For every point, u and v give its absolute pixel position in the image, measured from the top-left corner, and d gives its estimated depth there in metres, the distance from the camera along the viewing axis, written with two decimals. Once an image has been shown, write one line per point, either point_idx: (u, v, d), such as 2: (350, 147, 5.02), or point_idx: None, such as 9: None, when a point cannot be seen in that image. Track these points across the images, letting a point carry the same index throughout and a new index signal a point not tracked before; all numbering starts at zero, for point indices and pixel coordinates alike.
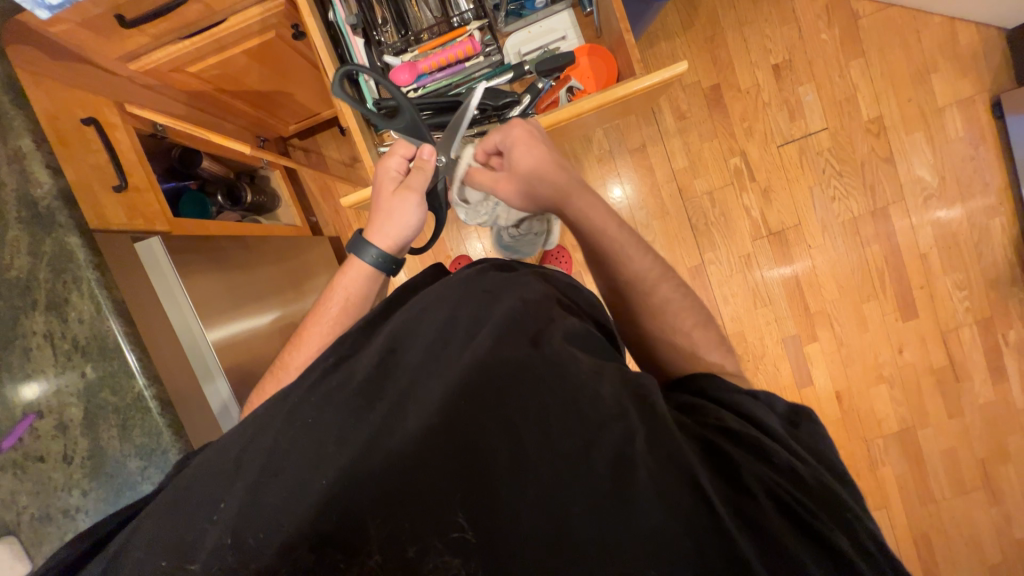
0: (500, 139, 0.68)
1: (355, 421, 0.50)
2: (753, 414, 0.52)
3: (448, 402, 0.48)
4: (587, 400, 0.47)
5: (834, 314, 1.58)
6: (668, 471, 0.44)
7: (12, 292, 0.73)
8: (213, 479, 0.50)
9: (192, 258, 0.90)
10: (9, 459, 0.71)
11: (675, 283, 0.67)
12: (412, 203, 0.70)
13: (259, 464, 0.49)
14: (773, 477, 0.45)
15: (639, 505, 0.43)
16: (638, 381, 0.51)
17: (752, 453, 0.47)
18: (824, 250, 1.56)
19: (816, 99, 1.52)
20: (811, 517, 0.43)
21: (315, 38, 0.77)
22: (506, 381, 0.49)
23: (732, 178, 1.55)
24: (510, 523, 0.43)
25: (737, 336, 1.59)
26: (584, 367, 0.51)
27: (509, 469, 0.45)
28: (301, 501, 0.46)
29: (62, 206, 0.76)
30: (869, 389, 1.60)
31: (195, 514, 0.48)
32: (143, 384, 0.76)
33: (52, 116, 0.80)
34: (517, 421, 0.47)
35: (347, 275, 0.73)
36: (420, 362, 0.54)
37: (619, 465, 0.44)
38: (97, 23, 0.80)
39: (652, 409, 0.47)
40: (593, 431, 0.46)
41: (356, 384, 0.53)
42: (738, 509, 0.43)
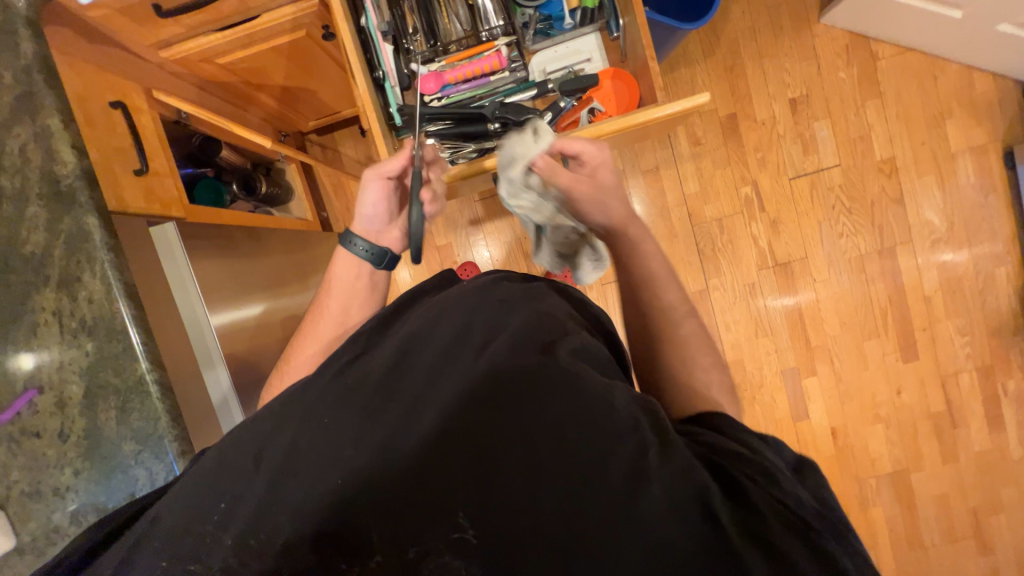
0: (587, 149, 0.71)
1: (368, 418, 0.50)
2: (752, 441, 0.49)
3: (463, 408, 0.48)
4: (601, 409, 0.47)
5: (835, 350, 1.58)
6: (679, 484, 0.41)
7: (26, 266, 0.73)
8: (226, 473, 0.50)
9: (203, 245, 0.91)
10: (7, 432, 0.72)
11: (698, 322, 0.71)
12: (382, 190, 0.73)
13: (271, 459, 0.49)
14: (778, 500, 0.41)
15: (649, 517, 0.41)
16: (647, 402, 0.51)
17: (754, 472, 0.44)
18: (829, 285, 1.57)
19: (830, 135, 1.54)
20: (825, 539, 0.39)
21: (346, 40, 0.78)
22: (521, 389, 0.48)
23: (742, 207, 1.56)
24: (519, 531, 0.42)
25: (736, 364, 1.59)
26: (598, 379, 0.50)
27: (519, 477, 0.44)
28: (309, 496, 0.45)
29: (83, 185, 0.74)
30: (865, 427, 1.59)
31: (196, 511, 0.48)
32: (145, 368, 0.75)
33: (80, 97, 0.78)
34: (530, 426, 0.46)
35: (338, 265, 0.77)
36: (435, 365, 0.54)
37: (631, 478, 0.43)
38: (135, 11, 0.81)
39: (661, 422, 0.47)
40: (607, 444, 0.45)
41: (371, 384, 0.53)
42: (746, 526, 0.40)
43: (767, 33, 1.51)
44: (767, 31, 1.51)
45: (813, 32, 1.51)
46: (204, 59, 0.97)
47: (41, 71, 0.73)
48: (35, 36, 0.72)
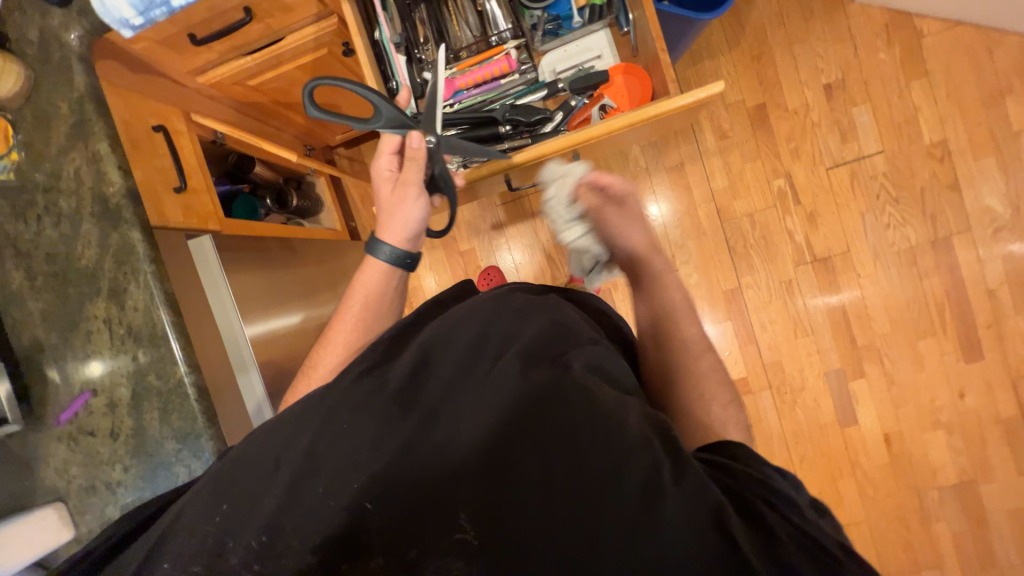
0: (626, 185, 0.81)
1: (387, 426, 0.49)
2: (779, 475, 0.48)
3: (480, 420, 0.48)
4: (613, 422, 0.45)
5: (885, 349, 1.47)
6: (697, 506, 0.40)
7: (82, 279, 0.80)
8: (248, 474, 0.50)
9: (233, 258, 0.97)
10: (67, 430, 0.80)
11: (717, 360, 0.69)
12: (410, 198, 0.74)
13: (294, 464, 0.49)
14: (805, 531, 0.40)
15: (664, 537, 0.39)
16: (659, 418, 0.49)
17: (780, 501, 0.43)
18: (875, 280, 1.46)
19: (871, 121, 1.44)
20: (843, 572, 0.38)
21: (361, 54, 0.81)
22: (537, 401, 0.48)
23: (775, 200, 1.48)
24: (528, 548, 0.42)
25: (774, 366, 1.49)
26: (611, 394, 0.50)
27: (533, 489, 0.43)
28: (330, 505, 0.46)
29: (129, 203, 0.80)
30: (923, 433, 1.46)
31: (204, 512, 0.50)
32: (184, 371, 0.80)
33: (126, 124, 0.85)
34: (545, 440, 0.45)
35: (365, 272, 0.77)
36: (453, 374, 0.54)
37: (646, 495, 0.41)
38: (171, 39, 0.88)
39: (675, 440, 0.45)
40: (622, 460, 0.43)
41: (389, 392, 0.53)
42: (769, 551, 0.38)
43: (796, 17, 1.44)
44: (796, 16, 1.44)
45: (848, 13, 1.43)
46: (236, 81, 1.04)
47: (90, 100, 0.79)
48: (86, 68, 0.79)
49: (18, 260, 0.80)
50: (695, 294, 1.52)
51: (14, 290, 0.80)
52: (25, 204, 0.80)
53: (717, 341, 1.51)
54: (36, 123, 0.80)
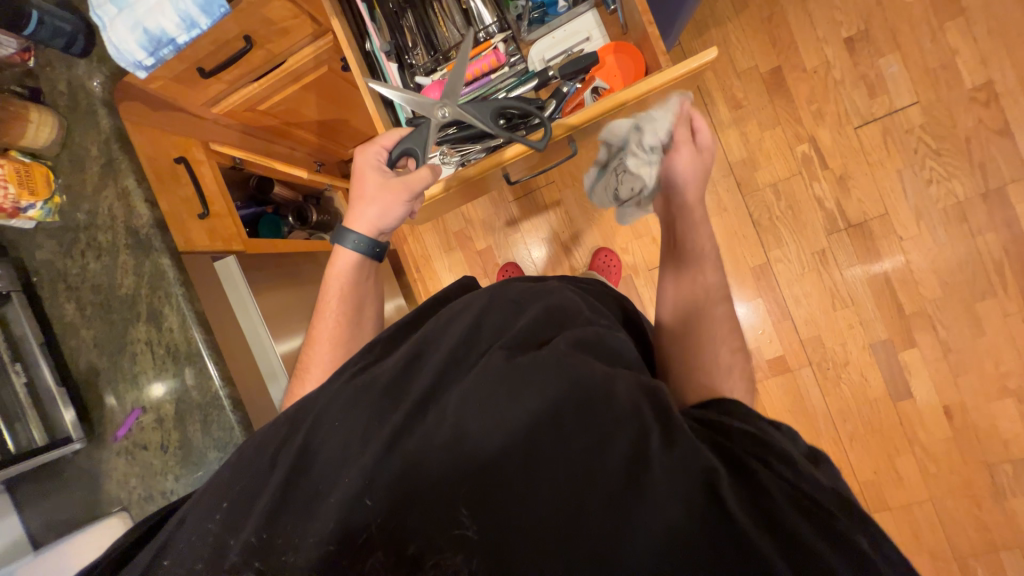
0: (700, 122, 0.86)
1: (379, 420, 0.51)
2: (781, 434, 0.49)
3: (467, 407, 0.48)
4: (600, 398, 0.46)
5: (937, 315, 1.36)
6: (682, 472, 0.41)
7: (124, 307, 0.87)
8: (246, 479, 0.52)
9: (256, 277, 1.04)
10: (124, 446, 0.87)
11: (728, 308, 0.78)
12: (399, 199, 0.76)
13: (290, 459, 0.51)
14: (797, 483, 0.41)
15: (651, 504, 0.41)
16: (653, 386, 0.50)
17: (778, 457, 0.44)
18: (919, 242, 1.36)
19: (901, 71, 1.34)
20: (830, 516, 0.39)
21: (353, 65, 0.83)
22: (522, 385, 0.48)
23: (800, 167, 1.40)
24: (520, 534, 0.42)
25: (813, 341, 1.41)
26: (596, 368, 0.49)
27: (521, 472, 0.44)
28: (328, 501, 0.47)
29: (157, 232, 0.86)
30: (988, 403, 1.34)
31: (200, 516, 0.52)
32: (219, 385, 0.85)
33: (150, 158, 0.91)
34: (530, 423, 0.45)
35: (335, 261, 0.79)
36: (442, 364, 0.55)
37: (632, 466, 0.42)
38: (183, 76, 0.94)
39: (667, 411, 0.46)
40: (607, 433, 0.44)
41: (381, 386, 0.55)
42: (762, 511, 0.39)
43: None
44: None
45: None
46: (247, 108, 1.09)
47: (115, 140, 0.86)
48: (110, 111, 0.86)
49: (69, 293, 0.88)
50: None
51: (69, 322, 0.88)
52: (70, 242, 0.88)
53: (749, 320, 1.44)
54: (72, 167, 0.87)
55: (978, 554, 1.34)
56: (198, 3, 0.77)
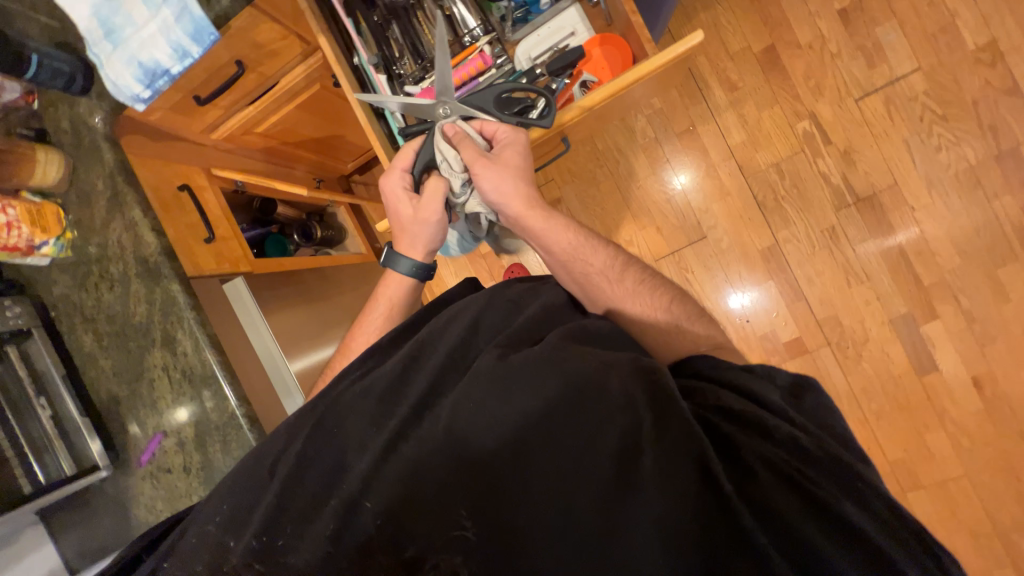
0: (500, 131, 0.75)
1: (377, 427, 0.51)
2: (750, 389, 0.50)
3: (462, 410, 0.48)
4: (594, 392, 0.45)
5: (958, 285, 1.32)
6: (676, 459, 0.41)
7: (138, 333, 0.89)
8: (248, 493, 0.52)
9: (265, 295, 1.05)
10: (148, 470, 0.88)
11: (703, 322, 0.66)
12: (438, 215, 0.75)
13: (287, 469, 0.51)
14: (772, 452, 0.42)
15: (646, 496, 0.40)
16: (654, 367, 0.48)
17: (753, 429, 0.45)
18: (933, 211, 1.32)
19: (899, 38, 1.31)
20: (812, 485, 0.40)
21: (342, 81, 0.84)
22: (512, 386, 0.48)
23: (803, 144, 1.38)
24: (517, 532, 0.42)
25: (830, 321, 1.38)
26: (591, 362, 0.48)
27: (515, 470, 0.44)
28: (326, 508, 0.47)
29: (165, 259, 0.88)
30: (1019, 371, 1.30)
31: (199, 539, 0.51)
32: (235, 404, 0.87)
33: (156, 188, 0.94)
34: (524, 422, 0.45)
35: (388, 286, 0.80)
36: (438, 367, 0.54)
37: (625, 458, 0.42)
38: (180, 105, 0.96)
39: (662, 392, 0.45)
40: (600, 428, 0.44)
41: (378, 392, 0.54)
42: (740, 489, 0.40)
43: None
44: None
45: None
46: (245, 131, 1.11)
47: (119, 173, 0.89)
48: (112, 146, 0.89)
49: (86, 325, 0.90)
50: (729, 259, 1.43)
51: (88, 352, 0.90)
52: (84, 276, 0.90)
53: (762, 304, 1.42)
54: (81, 202, 0.90)
55: (1021, 528, 1.29)
56: (189, 32, 0.79)
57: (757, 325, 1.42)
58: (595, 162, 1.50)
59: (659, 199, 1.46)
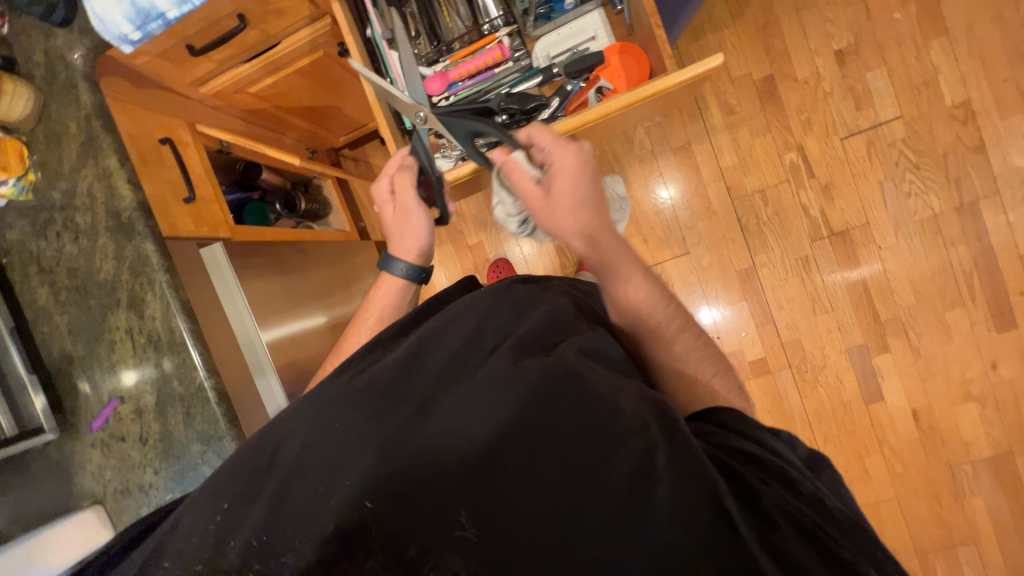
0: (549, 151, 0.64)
1: (376, 421, 0.49)
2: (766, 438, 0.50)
3: (471, 410, 0.48)
4: (605, 412, 0.46)
5: (910, 322, 1.42)
6: (691, 490, 0.41)
7: (103, 292, 0.83)
8: (245, 481, 0.50)
9: (244, 263, 1.01)
10: (100, 437, 0.83)
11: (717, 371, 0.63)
12: (420, 216, 0.76)
13: (287, 462, 0.49)
14: (795, 505, 0.42)
15: (661, 525, 0.41)
16: (659, 400, 0.50)
17: (777, 481, 0.45)
18: (896, 251, 1.41)
19: (887, 85, 1.38)
20: (834, 543, 0.40)
21: (354, 52, 0.82)
22: (531, 394, 0.47)
23: (788, 175, 1.44)
24: (525, 544, 0.42)
25: (793, 345, 1.45)
26: (606, 383, 0.50)
27: (525, 477, 0.44)
28: (327, 502, 0.46)
29: (140, 215, 0.82)
30: (953, 407, 1.41)
31: (187, 533, 0.49)
32: (203, 375, 0.82)
33: (133, 137, 0.87)
34: (536, 429, 0.45)
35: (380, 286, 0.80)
36: (444, 367, 0.54)
37: (637, 481, 0.43)
38: (172, 53, 0.91)
39: (672, 424, 0.46)
40: (615, 447, 0.44)
41: (381, 384, 0.53)
42: (772, 546, 0.40)
43: None
44: None
45: None
46: (237, 90, 1.06)
47: (97, 117, 0.82)
48: (91, 86, 0.82)
49: (42, 276, 0.83)
50: (708, 276, 1.48)
51: (41, 306, 0.84)
52: (44, 222, 0.83)
53: (733, 323, 1.48)
54: (49, 142, 0.83)
55: (936, 548, 1.42)
56: None
57: (725, 340, 1.48)
58: None
59: (648, 211, 1.49)
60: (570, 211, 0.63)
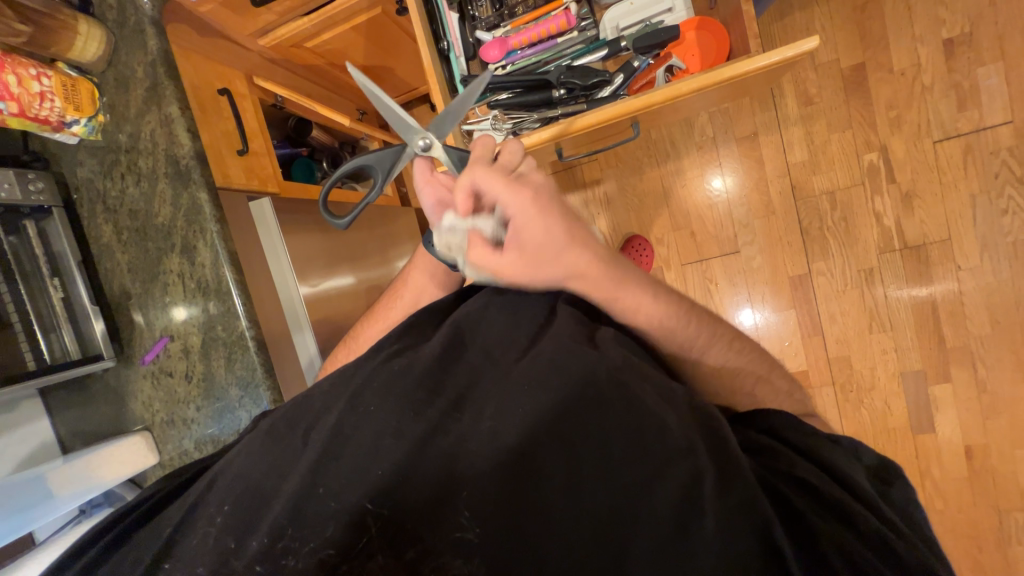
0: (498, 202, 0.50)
1: (414, 413, 0.49)
2: (822, 454, 0.46)
3: (506, 412, 0.46)
4: (653, 430, 0.43)
5: (980, 353, 1.29)
6: (733, 521, 0.39)
7: (159, 236, 0.87)
8: (280, 452, 0.53)
9: (290, 219, 1.03)
10: (151, 370, 0.89)
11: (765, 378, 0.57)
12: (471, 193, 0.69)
13: (319, 442, 0.50)
14: (853, 544, 0.39)
15: (696, 554, 0.40)
16: (704, 407, 0.46)
17: (829, 512, 0.41)
18: (978, 274, 1.27)
19: (1000, 83, 1.21)
20: None
21: (413, 9, 0.78)
22: (572, 406, 0.44)
23: (864, 177, 1.31)
24: (546, 556, 0.42)
25: (840, 361, 1.36)
26: (658, 395, 0.45)
27: (562, 493, 0.43)
28: (359, 486, 0.46)
29: (197, 164, 0.85)
30: (1014, 450, 1.29)
31: (225, 487, 0.53)
32: (244, 325, 0.86)
33: (194, 86, 0.90)
34: (576, 442, 0.43)
35: (419, 259, 0.78)
36: (479, 361, 0.52)
37: (681, 510, 0.40)
38: (236, 2, 0.90)
39: (721, 440, 0.42)
40: (660, 470, 0.42)
41: (416, 373, 0.52)
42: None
43: None
44: None
45: None
46: (293, 44, 1.05)
47: (162, 64, 0.83)
48: (158, 32, 0.83)
49: (107, 215, 0.88)
50: (756, 278, 1.39)
51: (105, 243, 0.89)
52: (111, 163, 0.87)
53: (776, 330, 1.39)
54: (117, 86, 0.85)
55: None
56: None
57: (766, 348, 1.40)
58: (644, 150, 1.42)
59: (700, 203, 1.40)
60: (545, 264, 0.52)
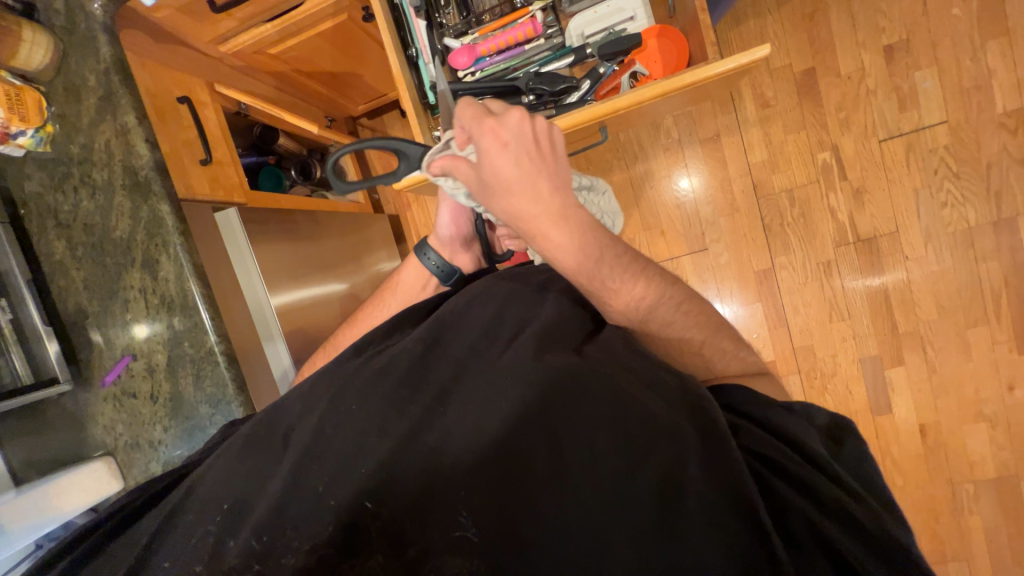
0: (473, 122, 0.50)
1: (396, 412, 0.50)
2: (776, 420, 0.47)
3: (489, 405, 0.48)
4: (634, 415, 0.44)
5: (929, 336, 1.38)
6: (723, 497, 0.39)
7: (117, 250, 0.83)
8: (258, 460, 0.52)
9: (260, 229, 1.01)
10: (112, 392, 0.85)
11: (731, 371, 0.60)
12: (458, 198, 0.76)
13: (303, 445, 0.50)
14: (821, 520, 0.40)
15: (688, 534, 0.39)
16: (692, 387, 0.47)
17: (799, 489, 0.42)
18: (923, 263, 1.36)
19: (935, 86, 1.30)
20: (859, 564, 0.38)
21: (380, 14, 0.79)
22: (555, 396, 0.46)
23: (818, 175, 1.38)
24: (541, 545, 0.41)
25: (804, 350, 1.43)
26: (637, 380, 0.48)
27: (547, 480, 0.43)
28: (344, 486, 0.46)
29: (156, 176, 0.81)
30: (963, 426, 1.39)
31: (201, 505, 0.51)
32: (213, 340, 0.83)
33: (151, 94, 0.86)
34: (559, 428, 0.44)
35: (406, 269, 0.80)
36: (462, 357, 0.54)
37: (663, 491, 0.41)
38: (193, 8, 0.88)
39: (708, 419, 0.43)
40: (643, 452, 0.42)
41: (398, 373, 0.53)
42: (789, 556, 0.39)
43: None
44: None
45: None
46: (258, 50, 1.04)
47: (116, 71, 0.80)
48: (111, 39, 0.80)
49: (59, 230, 0.84)
50: (724, 273, 1.45)
51: (57, 260, 0.84)
52: (61, 176, 0.83)
53: (745, 323, 1.45)
54: (67, 95, 0.81)
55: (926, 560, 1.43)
56: None
57: None
58: (614, 153, 1.46)
59: (669, 203, 1.45)
60: (512, 195, 0.49)
